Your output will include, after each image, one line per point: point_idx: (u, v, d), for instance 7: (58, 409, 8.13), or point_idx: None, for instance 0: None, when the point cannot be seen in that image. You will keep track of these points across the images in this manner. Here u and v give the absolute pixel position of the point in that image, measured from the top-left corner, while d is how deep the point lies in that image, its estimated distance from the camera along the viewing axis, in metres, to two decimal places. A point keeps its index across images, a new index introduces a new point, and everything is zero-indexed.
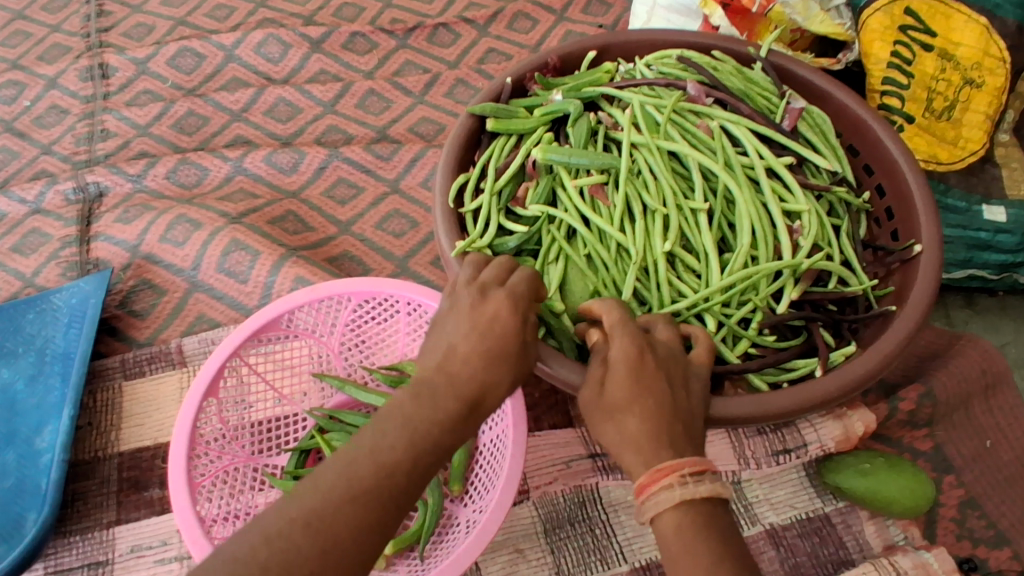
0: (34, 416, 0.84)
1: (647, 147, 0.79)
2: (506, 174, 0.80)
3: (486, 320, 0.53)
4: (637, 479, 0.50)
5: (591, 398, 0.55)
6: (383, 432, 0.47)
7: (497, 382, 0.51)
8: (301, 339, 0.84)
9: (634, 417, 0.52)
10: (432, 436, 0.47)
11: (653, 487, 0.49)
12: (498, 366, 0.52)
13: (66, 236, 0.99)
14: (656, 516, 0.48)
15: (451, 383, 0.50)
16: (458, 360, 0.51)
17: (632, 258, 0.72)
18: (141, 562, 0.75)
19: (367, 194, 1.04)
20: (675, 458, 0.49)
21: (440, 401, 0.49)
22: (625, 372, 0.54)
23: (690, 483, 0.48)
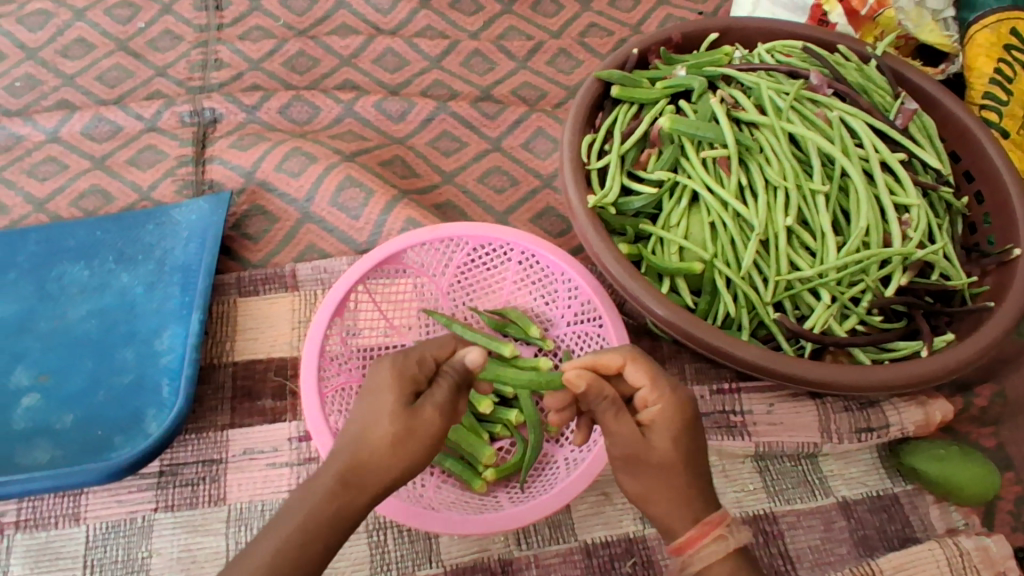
0: (152, 319, 0.87)
1: (769, 128, 0.83)
2: (632, 139, 0.84)
3: (375, 395, 0.58)
4: (680, 535, 0.57)
5: (629, 450, 0.59)
6: (303, 501, 0.54)
7: (381, 451, 0.55)
8: (416, 276, 0.87)
9: (671, 480, 0.58)
10: (339, 502, 0.54)
11: (701, 541, 0.56)
12: (374, 429, 0.56)
13: (183, 155, 1.02)
14: (705, 567, 0.56)
15: (319, 489, 0.54)
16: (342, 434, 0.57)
17: (756, 229, 0.75)
18: (254, 464, 0.79)
19: (470, 149, 1.07)
20: (714, 513, 0.57)
21: (307, 500, 0.53)
22: (668, 430, 0.58)
23: (733, 530, 0.57)
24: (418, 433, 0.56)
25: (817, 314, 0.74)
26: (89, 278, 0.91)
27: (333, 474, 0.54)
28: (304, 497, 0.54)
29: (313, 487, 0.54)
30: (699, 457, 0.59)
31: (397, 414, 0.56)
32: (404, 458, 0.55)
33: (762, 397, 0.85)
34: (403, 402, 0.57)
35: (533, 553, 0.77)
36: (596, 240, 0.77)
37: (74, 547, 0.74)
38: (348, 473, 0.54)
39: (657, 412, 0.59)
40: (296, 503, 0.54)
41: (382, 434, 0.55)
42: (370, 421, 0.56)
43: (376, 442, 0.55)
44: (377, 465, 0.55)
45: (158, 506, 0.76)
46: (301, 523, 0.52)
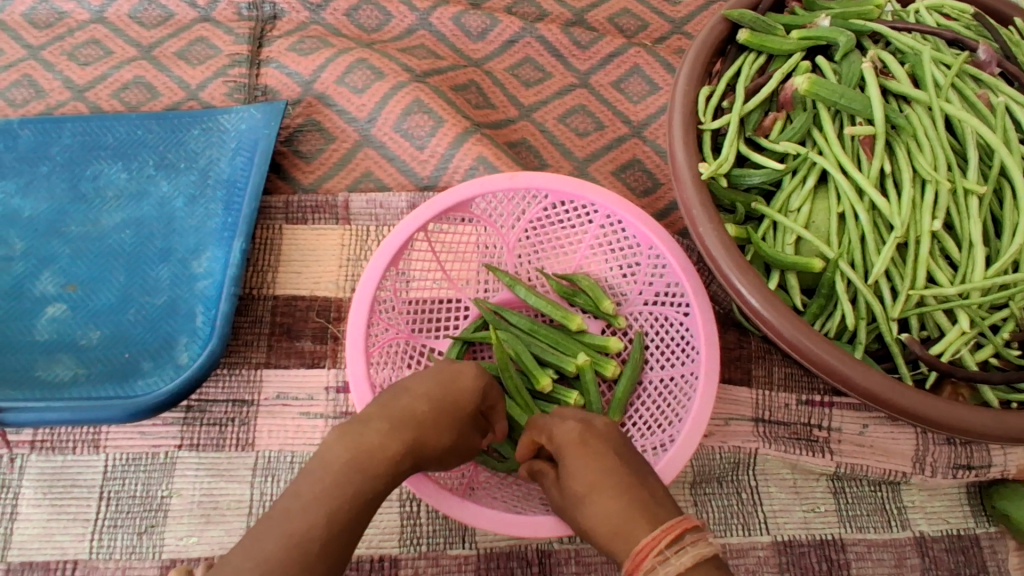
0: (191, 237, 0.80)
1: (923, 107, 0.69)
2: (757, 97, 0.71)
3: (449, 380, 0.62)
4: (625, 569, 0.51)
5: (560, 502, 0.59)
6: (359, 447, 0.56)
7: (440, 438, 0.59)
8: (482, 226, 0.77)
9: (594, 502, 0.55)
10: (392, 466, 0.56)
11: (645, 563, 0.50)
12: (444, 421, 0.60)
13: (236, 53, 0.92)
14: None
15: (384, 448, 0.56)
16: (412, 396, 0.60)
17: (896, 229, 0.63)
18: (287, 411, 0.74)
19: (554, 82, 0.95)
20: (653, 531, 0.51)
21: (367, 459, 0.55)
22: (578, 463, 0.58)
23: (669, 555, 0.49)
24: (469, 438, 0.62)
25: (949, 339, 0.63)
26: (127, 183, 0.83)
27: (402, 442, 0.57)
28: (365, 450, 0.56)
29: (374, 440, 0.56)
30: (622, 475, 0.57)
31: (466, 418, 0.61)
32: (450, 451, 0.60)
33: (855, 416, 0.76)
34: (472, 409, 0.62)
35: (574, 548, 0.71)
36: (704, 222, 0.65)
37: (91, 476, 0.71)
38: (416, 444, 0.58)
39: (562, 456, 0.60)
40: (354, 454, 0.55)
41: (450, 426, 0.60)
42: (447, 408, 0.60)
43: (447, 432, 0.60)
44: (436, 446, 0.59)
45: (182, 444, 0.72)
46: (360, 475, 0.54)
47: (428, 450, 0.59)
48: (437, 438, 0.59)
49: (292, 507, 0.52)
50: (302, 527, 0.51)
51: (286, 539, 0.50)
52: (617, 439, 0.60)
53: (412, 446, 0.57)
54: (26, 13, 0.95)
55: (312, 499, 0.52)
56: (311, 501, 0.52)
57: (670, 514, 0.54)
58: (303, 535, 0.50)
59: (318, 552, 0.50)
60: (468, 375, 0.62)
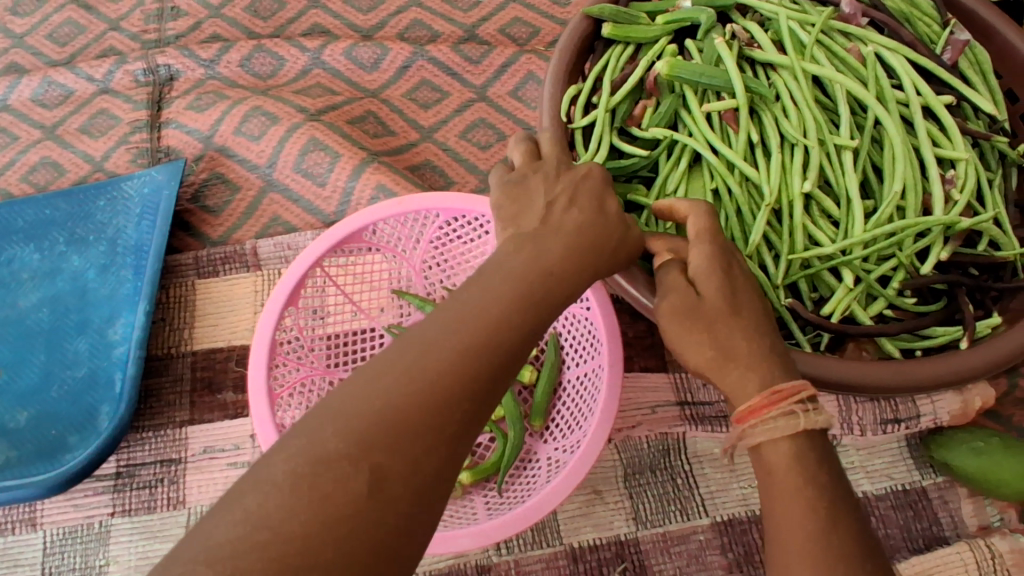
0: (105, 307, 0.81)
1: (789, 71, 0.69)
2: (623, 89, 0.71)
3: (579, 179, 0.53)
4: (743, 404, 0.46)
5: (674, 314, 0.50)
6: (496, 271, 0.46)
7: (610, 240, 0.50)
8: (382, 253, 0.78)
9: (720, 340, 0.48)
10: (547, 276, 0.46)
11: (770, 412, 0.45)
12: (609, 221, 0.51)
13: (136, 120, 0.93)
14: (769, 442, 0.45)
15: (557, 256, 0.47)
16: (557, 206, 0.50)
17: (766, 197, 0.63)
18: (215, 463, 0.74)
19: (451, 99, 0.96)
20: (791, 381, 0.46)
21: (542, 281, 0.46)
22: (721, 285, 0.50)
23: (812, 411, 0.45)
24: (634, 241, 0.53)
25: (837, 298, 0.63)
26: (40, 263, 0.84)
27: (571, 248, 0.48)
28: (538, 263, 0.46)
29: (549, 259, 0.47)
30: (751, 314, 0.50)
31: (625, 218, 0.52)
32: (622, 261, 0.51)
33: None
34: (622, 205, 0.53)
35: (513, 559, 0.71)
36: None
37: (32, 554, 0.72)
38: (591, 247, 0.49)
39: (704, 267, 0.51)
40: (530, 271, 0.46)
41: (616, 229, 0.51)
42: (599, 206, 0.51)
43: (609, 229, 0.50)
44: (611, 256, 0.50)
45: (114, 511, 0.73)
46: (539, 295, 0.45)
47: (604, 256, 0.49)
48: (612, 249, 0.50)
49: (466, 314, 0.43)
50: (486, 340, 0.42)
51: (412, 364, 0.40)
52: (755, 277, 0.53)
53: (591, 250, 0.49)
54: None
55: (490, 314, 0.43)
56: (485, 314, 0.43)
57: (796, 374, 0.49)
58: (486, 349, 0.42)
59: (471, 378, 0.41)
60: (590, 166, 0.54)
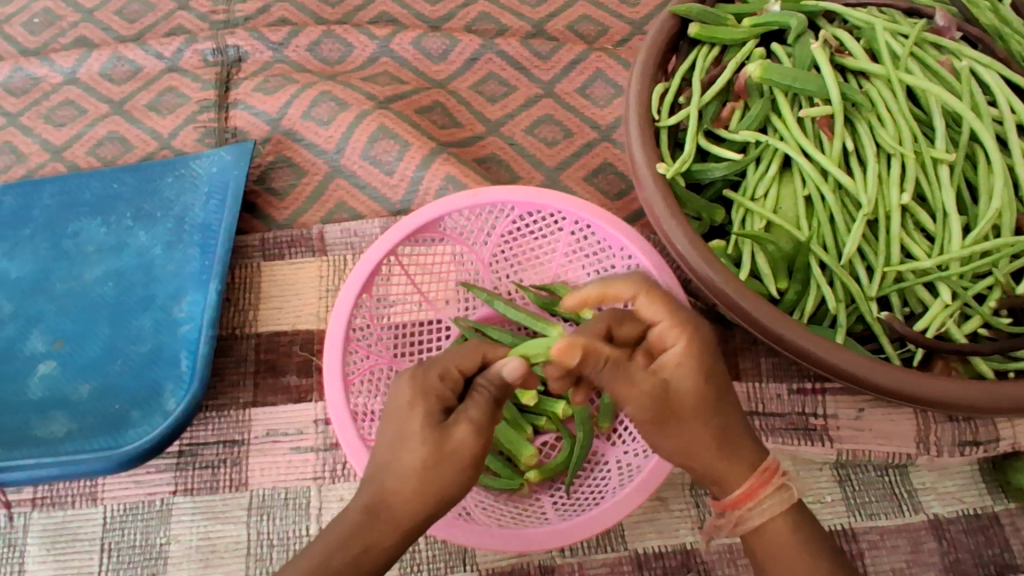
0: (172, 283, 0.80)
1: (883, 81, 0.68)
2: (713, 89, 0.70)
3: (396, 416, 0.52)
4: (736, 492, 0.53)
5: (673, 417, 0.52)
6: (315, 546, 0.49)
7: (414, 474, 0.49)
8: (452, 246, 0.77)
9: (721, 432, 0.53)
10: (348, 551, 0.48)
11: (761, 493, 0.53)
12: (406, 452, 0.50)
13: (204, 99, 0.93)
14: (770, 517, 0.53)
15: (351, 519, 0.49)
16: (379, 449, 0.51)
17: (864, 207, 0.62)
18: (278, 447, 0.74)
19: (519, 94, 0.95)
20: (768, 459, 0.54)
21: (339, 555, 0.48)
22: (697, 375, 0.52)
23: (784, 483, 0.54)
24: (455, 454, 0.50)
25: (932, 314, 0.62)
26: (107, 236, 0.84)
27: (354, 518, 0.49)
28: (341, 528, 0.49)
29: (345, 532, 0.49)
30: (726, 392, 0.53)
31: (428, 439, 0.50)
32: (436, 486, 0.49)
33: (850, 401, 0.75)
34: (432, 416, 0.51)
35: (577, 561, 0.70)
36: (667, 218, 0.64)
37: (92, 528, 0.71)
38: (374, 502, 0.49)
39: (677, 355, 0.52)
40: (332, 552, 0.48)
41: (415, 455, 0.49)
42: (398, 439, 0.50)
43: (410, 471, 0.49)
44: (409, 495, 0.49)
45: (176, 490, 0.72)
46: (332, 574, 0.47)
47: (403, 502, 0.49)
48: (412, 490, 0.49)
49: None
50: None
51: None
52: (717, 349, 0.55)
53: (377, 503, 0.49)
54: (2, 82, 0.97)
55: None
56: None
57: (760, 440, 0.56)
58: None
59: None
60: (405, 389, 0.53)
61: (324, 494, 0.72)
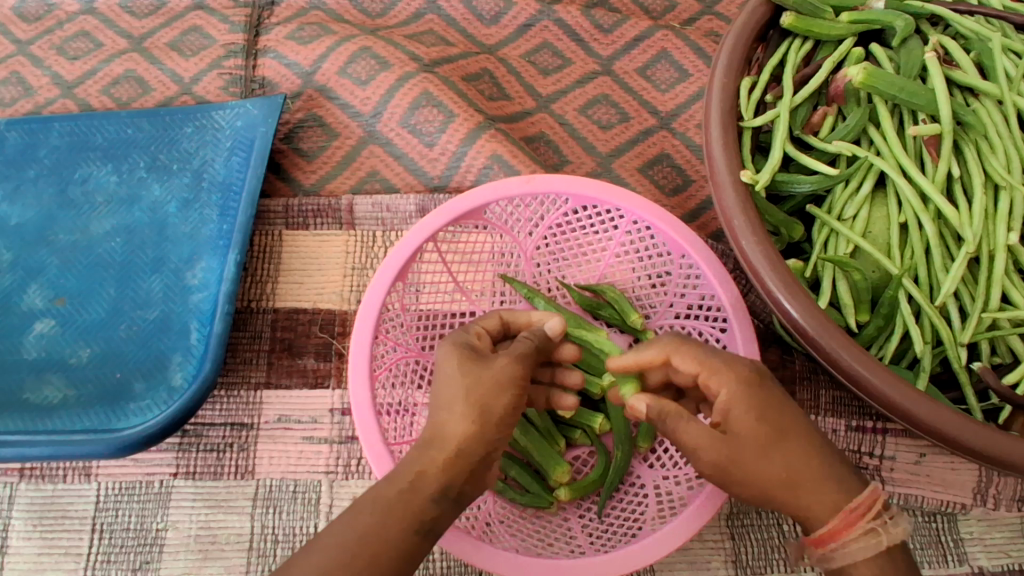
0: (185, 246, 0.74)
1: (996, 102, 0.61)
2: (806, 91, 0.63)
3: (438, 374, 0.51)
4: (817, 529, 0.45)
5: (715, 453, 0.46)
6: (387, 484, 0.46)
7: (454, 402, 0.48)
8: (495, 234, 0.71)
9: (790, 466, 0.45)
10: (421, 471, 0.47)
11: (846, 536, 0.44)
12: (446, 385, 0.49)
13: (231, 43, 0.85)
14: (855, 563, 0.44)
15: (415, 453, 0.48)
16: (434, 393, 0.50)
17: (968, 242, 0.56)
18: (288, 435, 0.68)
19: (574, 68, 0.87)
20: (863, 492, 0.45)
21: (400, 471, 0.47)
22: (750, 407, 0.46)
23: (889, 523, 0.44)
24: (494, 379, 0.49)
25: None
26: (117, 188, 0.77)
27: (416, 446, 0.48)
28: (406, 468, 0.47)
29: (407, 458, 0.48)
30: (801, 432, 0.46)
31: (467, 369, 0.49)
32: (484, 405, 0.48)
33: (910, 444, 0.70)
34: (467, 355, 0.51)
35: None
36: (747, 234, 0.58)
37: (83, 506, 0.67)
38: (432, 434, 0.48)
39: (724, 402, 0.46)
40: (394, 473, 0.47)
41: (456, 386, 0.49)
42: (445, 381, 0.50)
43: (460, 400, 0.48)
44: (458, 417, 0.48)
45: (177, 472, 0.67)
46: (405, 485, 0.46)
47: (448, 427, 0.48)
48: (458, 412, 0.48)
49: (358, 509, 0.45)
50: (367, 527, 0.44)
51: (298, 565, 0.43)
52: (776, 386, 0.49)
53: (436, 434, 0.48)
54: (15, 7, 0.89)
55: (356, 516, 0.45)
56: (358, 517, 0.45)
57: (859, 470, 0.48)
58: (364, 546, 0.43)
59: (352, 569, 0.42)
60: (445, 344, 0.52)
61: (335, 490, 0.67)
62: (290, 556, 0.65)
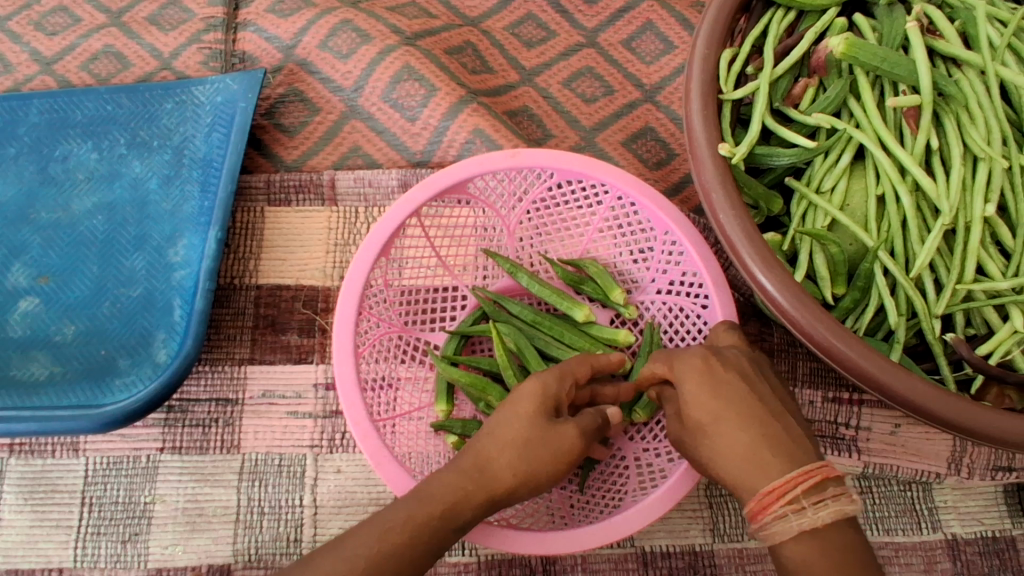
0: (167, 223, 0.74)
1: (979, 72, 0.60)
2: (787, 62, 0.62)
3: (510, 410, 0.52)
4: (747, 504, 0.46)
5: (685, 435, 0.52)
6: (413, 498, 0.49)
7: (506, 451, 0.51)
8: (478, 209, 0.71)
9: (733, 440, 0.47)
10: (454, 497, 0.49)
11: (766, 516, 0.44)
12: (512, 424, 0.52)
13: (210, 17, 0.84)
14: (777, 544, 0.44)
15: (451, 476, 0.50)
16: (491, 438, 0.51)
17: (944, 214, 0.56)
18: (273, 410, 0.69)
19: (559, 41, 0.86)
20: (787, 473, 0.44)
21: (434, 493, 0.49)
22: (698, 381, 0.50)
23: (809, 508, 0.43)
24: (556, 447, 0.51)
25: (1000, 339, 0.56)
26: (98, 164, 0.77)
27: (460, 476, 0.50)
28: (439, 486, 0.49)
29: (446, 479, 0.50)
30: (742, 406, 0.48)
31: (536, 423, 0.51)
32: (534, 469, 0.51)
33: (886, 415, 0.71)
34: (547, 408, 0.52)
35: (580, 555, 0.67)
36: (725, 208, 0.58)
37: (72, 481, 0.68)
38: (478, 467, 0.50)
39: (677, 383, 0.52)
40: (428, 490, 0.49)
41: (521, 433, 0.51)
42: (518, 427, 0.51)
43: (519, 458, 0.51)
44: (507, 466, 0.50)
45: (163, 447, 0.68)
46: (436, 511, 0.48)
47: (497, 466, 0.50)
48: (520, 452, 0.51)
49: (384, 528, 0.47)
50: (392, 547, 0.46)
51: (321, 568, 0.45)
52: (754, 371, 0.51)
53: (479, 471, 0.50)
54: None
55: (386, 529, 0.47)
56: (389, 530, 0.47)
57: (811, 451, 0.46)
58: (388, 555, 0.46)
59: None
60: (534, 385, 0.53)
61: (319, 464, 0.68)
62: (276, 527, 0.66)
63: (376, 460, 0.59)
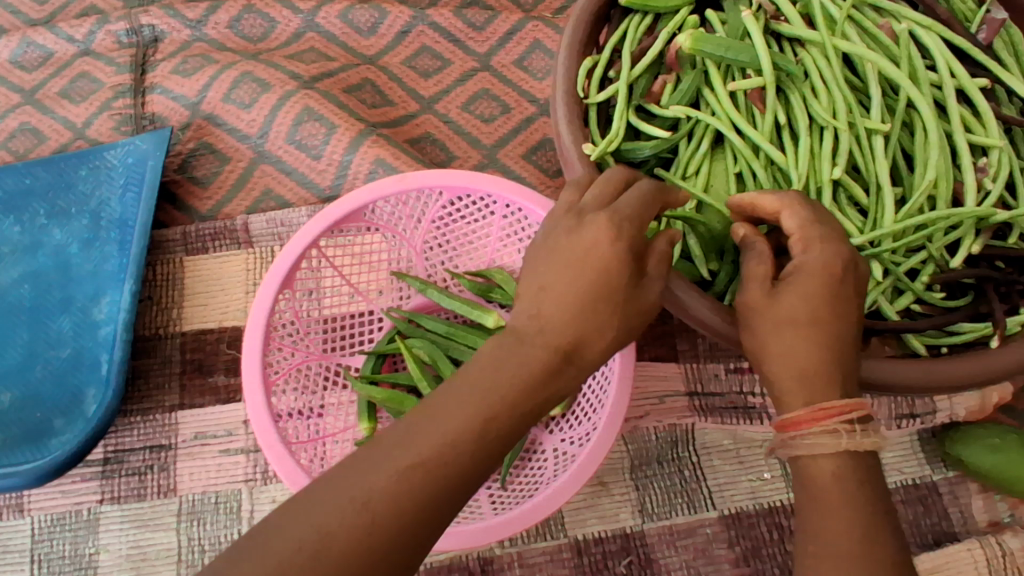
0: (89, 284, 0.77)
1: (819, 48, 0.64)
2: (643, 62, 0.67)
3: (581, 253, 0.44)
4: (791, 411, 0.45)
5: (755, 304, 0.47)
6: (482, 391, 0.40)
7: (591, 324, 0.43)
8: (382, 232, 0.74)
9: (806, 352, 0.45)
10: (529, 394, 0.41)
11: (817, 426, 0.43)
12: (579, 281, 0.43)
13: (119, 84, 0.88)
14: (812, 454, 0.43)
15: (528, 366, 0.41)
16: (567, 301, 0.43)
17: (794, 183, 0.61)
18: (206, 450, 0.71)
19: (453, 68, 0.91)
20: (847, 398, 0.44)
21: (516, 389, 0.41)
22: (805, 285, 0.46)
23: (858, 433, 0.43)
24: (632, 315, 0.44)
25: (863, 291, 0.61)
26: (21, 237, 0.80)
27: (542, 363, 0.41)
28: (513, 377, 0.41)
29: (524, 372, 0.41)
30: (836, 328, 0.45)
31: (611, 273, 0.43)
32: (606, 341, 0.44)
33: None
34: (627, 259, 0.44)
35: (516, 551, 0.69)
36: None
37: (20, 541, 0.69)
38: (565, 349, 0.42)
39: (798, 264, 0.47)
40: (501, 381, 0.41)
41: (605, 301, 0.43)
42: (597, 283, 0.43)
43: (603, 327, 0.43)
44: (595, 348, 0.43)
45: (103, 499, 0.70)
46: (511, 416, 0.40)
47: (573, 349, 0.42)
48: (591, 321, 0.43)
49: (463, 431, 0.39)
50: (467, 458, 0.39)
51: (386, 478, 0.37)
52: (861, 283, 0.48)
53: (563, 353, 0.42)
54: None
55: (461, 433, 0.39)
56: (462, 433, 0.39)
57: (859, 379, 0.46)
58: (416, 480, 0.37)
59: (423, 497, 0.37)
60: (603, 228, 0.44)
61: (255, 496, 0.70)
62: None
63: (296, 481, 0.61)
